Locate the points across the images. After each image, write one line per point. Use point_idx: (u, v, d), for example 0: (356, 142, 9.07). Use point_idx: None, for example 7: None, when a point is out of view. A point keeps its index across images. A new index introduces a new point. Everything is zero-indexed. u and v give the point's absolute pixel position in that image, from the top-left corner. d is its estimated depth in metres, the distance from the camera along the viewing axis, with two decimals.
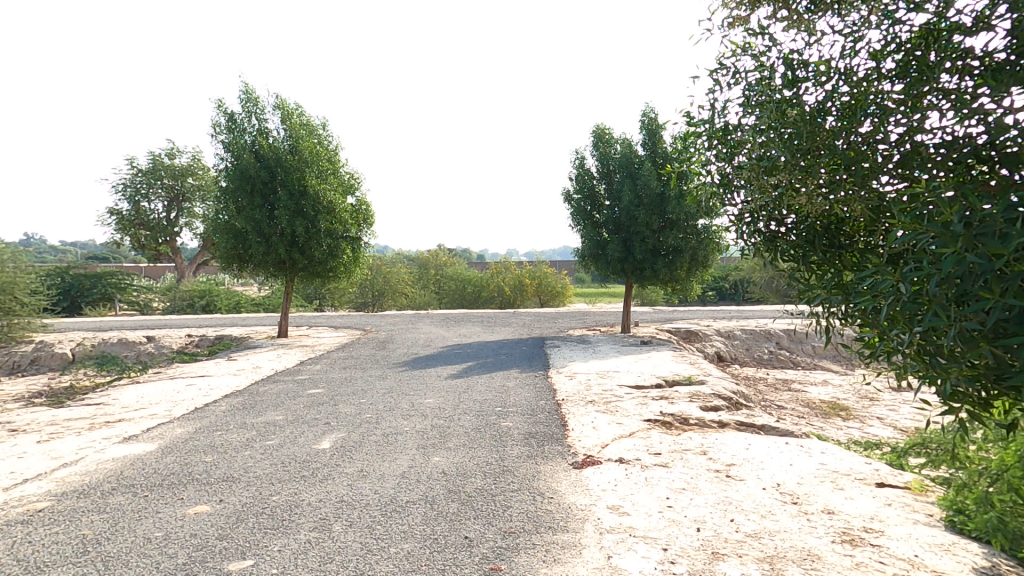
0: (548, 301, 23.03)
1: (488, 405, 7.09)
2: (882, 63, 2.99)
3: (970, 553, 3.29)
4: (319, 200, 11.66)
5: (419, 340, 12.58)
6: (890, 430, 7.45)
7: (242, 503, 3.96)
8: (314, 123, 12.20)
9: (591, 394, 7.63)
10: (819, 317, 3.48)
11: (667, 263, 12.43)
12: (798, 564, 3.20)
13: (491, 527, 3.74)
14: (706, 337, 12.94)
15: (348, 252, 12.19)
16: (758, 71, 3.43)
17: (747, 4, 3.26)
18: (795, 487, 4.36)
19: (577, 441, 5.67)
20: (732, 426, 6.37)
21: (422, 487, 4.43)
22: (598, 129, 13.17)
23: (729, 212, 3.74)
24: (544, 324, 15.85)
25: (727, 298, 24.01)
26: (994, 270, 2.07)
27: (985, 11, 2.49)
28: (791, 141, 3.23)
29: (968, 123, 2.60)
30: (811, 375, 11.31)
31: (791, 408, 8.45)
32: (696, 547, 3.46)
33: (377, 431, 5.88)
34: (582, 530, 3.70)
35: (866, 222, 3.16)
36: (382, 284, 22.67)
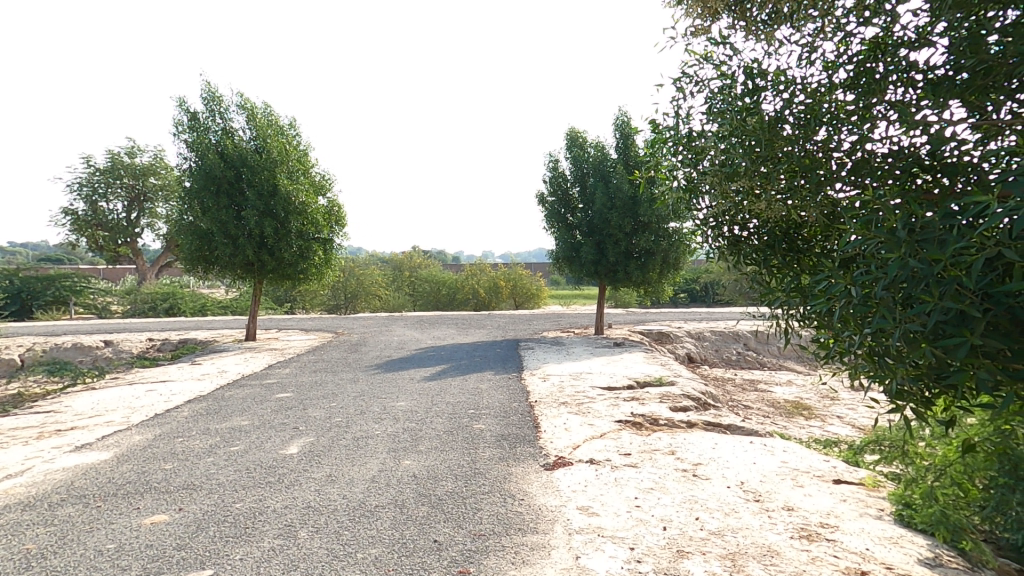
0: (523, 303, 23.10)
1: (461, 407, 7.07)
2: (835, 74, 3.11)
3: (916, 545, 3.44)
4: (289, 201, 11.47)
5: (391, 342, 12.46)
6: (848, 428, 7.74)
7: (203, 511, 3.86)
8: (282, 123, 12.00)
9: (563, 396, 7.69)
10: (779, 320, 3.58)
11: (639, 266, 12.62)
12: (758, 561, 3.29)
13: (461, 531, 3.73)
14: (677, 338, 13.18)
15: (319, 253, 12.03)
16: (719, 78, 3.53)
17: (708, 15, 3.35)
18: (757, 485, 4.48)
19: (549, 442, 5.71)
20: (700, 426, 6.51)
21: (391, 491, 4.39)
22: (571, 132, 13.29)
23: (695, 217, 3.82)
24: (519, 326, 15.89)
25: (698, 300, 24.52)
26: (933, 275, 2.14)
27: (926, 27, 2.62)
28: (751, 148, 3.32)
29: (911, 134, 2.73)
30: (776, 376, 11.64)
31: (757, 408, 8.68)
32: (661, 546, 3.53)
33: (348, 435, 5.81)
34: (551, 532, 3.73)
35: (821, 227, 3.28)
36: (354, 286, 22.38)
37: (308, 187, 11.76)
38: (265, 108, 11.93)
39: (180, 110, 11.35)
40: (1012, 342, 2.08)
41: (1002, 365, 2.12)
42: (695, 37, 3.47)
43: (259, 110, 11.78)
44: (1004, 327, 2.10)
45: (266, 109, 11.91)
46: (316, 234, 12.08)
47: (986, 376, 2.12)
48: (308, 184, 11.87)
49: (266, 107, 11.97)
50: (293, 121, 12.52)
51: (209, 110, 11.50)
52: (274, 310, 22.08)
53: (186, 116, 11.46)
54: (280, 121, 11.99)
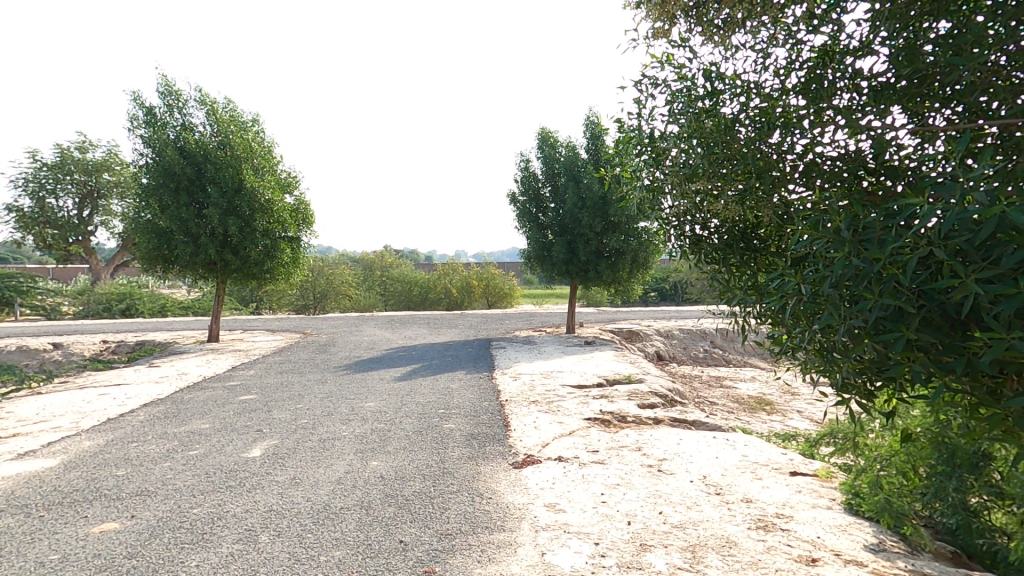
0: (495, 302, 23.10)
1: (431, 407, 7.04)
2: (787, 80, 3.21)
3: (863, 532, 3.61)
4: (254, 199, 11.21)
5: (361, 342, 12.32)
6: (807, 422, 8.02)
7: (157, 517, 3.76)
8: (245, 119, 11.71)
9: (534, 395, 7.74)
10: (737, 318, 3.67)
11: (609, 265, 12.78)
12: (717, 551, 3.38)
13: (427, 530, 3.73)
14: (646, 337, 13.40)
15: (287, 252, 11.79)
16: (680, 81, 3.60)
17: (668, 18, 3.41)
18: (718, 478, 4.61)
19: (518, 441, 5.74)
20: (666, 422, 6.65)
21: (357, 493, 4.35)
22: (542, 132, 13.36)
23: (658, 217, 3.89)
24: (490, 325, 15.91)
25: (668, 299, 24.98)
26: (874, 273, 2.22)
27: (870, 36, 2.74)
28: (709, 150, 3.40)
29: (857, 138, 2.84)
30: (741, 372, 11.96)
31: (722, 404, 8.91)
32: (625, 540, 3.59)
33: (314, 437, 5.72)
34: (517, 529, 3.76)
35: (775, 228, 3.38)
36: (323, 286, 22.03)
37: (274, 184, 11.51)
38: (227, 103, 11.61)
39: (135, 105, 10.94)
40: (944, 336, 2.15)
41: (933, 357, 2.20)
42: (656, 40, 3.54)
43: (220, 106, 11.46)
44: (937, 322, 2.16)
45: (228, 104, 11.60)
46: (283, 233, 11.83)
47: (921, 368, 2.20)
48: (274, 181, 11.62)
49: (228, 102, 11.66)
50: (257, 118, 12.22)
51: (167, 105, 11.13)
52: (239, 310, 21.55)
53: (141, 111, 11.06)
54: (243, 118, 11.70)
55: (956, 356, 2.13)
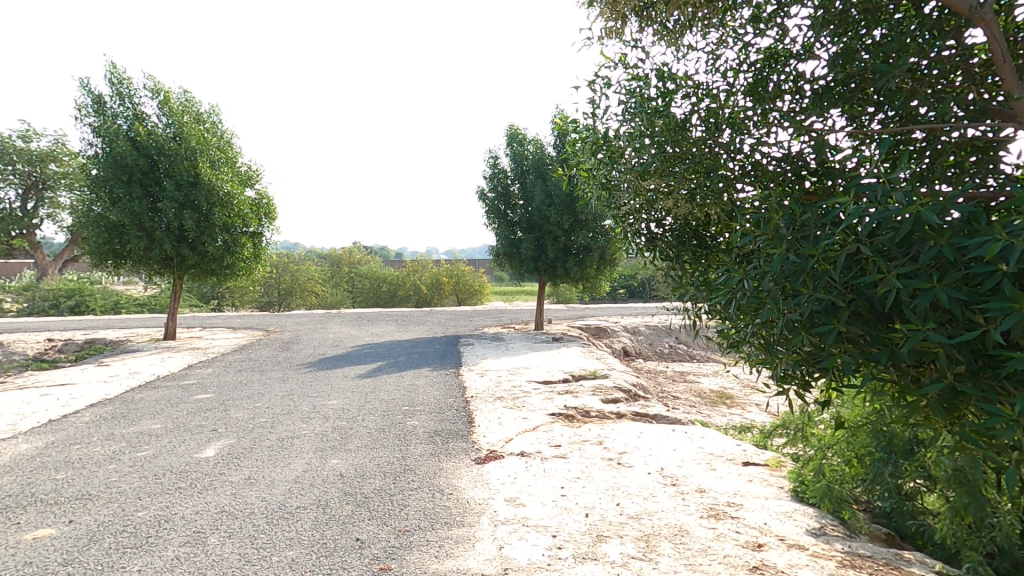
0: (465, 299, 23.06)
1: (395, 404, 7.00)
2: (735, 80, 3.24)
3: (806, 517, 3.77)
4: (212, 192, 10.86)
5: (326, 340, 12.13)
6: (763, 414, 8.28)
7: (97, 522, 3.62)
8: (201, 110, 11.34)
9: (499, 391, 7.74)
10: (690, 314, 3.72)
11: (577, 262, 12.89)
12: (669, 540, 3.46)
13: (385, 528, 3.70)
14: (613, 333, 13.60)
15: (248, 248, 11.49)
16: (633, 80, 3.62)
17: (619, 18, 3.46)
18: (675, 470, 4.71)
19: (481, 437, 5.75)
20: (628, 417, 6.76)
21: (315, 491, 4.28)
22: (511, 129, 13.38)
23: (614, 213, 3.88)
24: (459, 322, 15.87)
25: (636, 296, 25.46)
26: (809, 269, 2.22)
27: (812, 41, 2.81)
28: (662, 148, 3.41)
29: (799, 140, 2.90)
30: (704, 367, 12.23)
31: (684, 398, 9.11)
32: (582, 531, 3.65)
33: (272, 435, 5.61)
34: (476, 524, 3.77)
35: (724, 226, 3.43)
36: (289, 282, 21.60)
37: (233, 178, 11.21)
38: (182, 94, 11.24)
39: (81, 92, 10.47)
40: (871, 328, 2.18)
41: (861, 348, 2.22)
42: (609, 39, 3.56)
43: (175, 96, 11.08)
44: (865, 315, 2.19)
45: (182, 95, 11.23)
46: (244, 228, 11.54)
47: (850, 360, 2.23)
48: (233, 175, 11.33)
49: (183, 93, 11.29)
50: (215, 110, 11.87)
51: (117, 94, 10.70)
52: (199, 307, 20.92)
53: (89, 99, 10.59)
54: (198, 109, 11.34)
55: (882, 347, 2.16)
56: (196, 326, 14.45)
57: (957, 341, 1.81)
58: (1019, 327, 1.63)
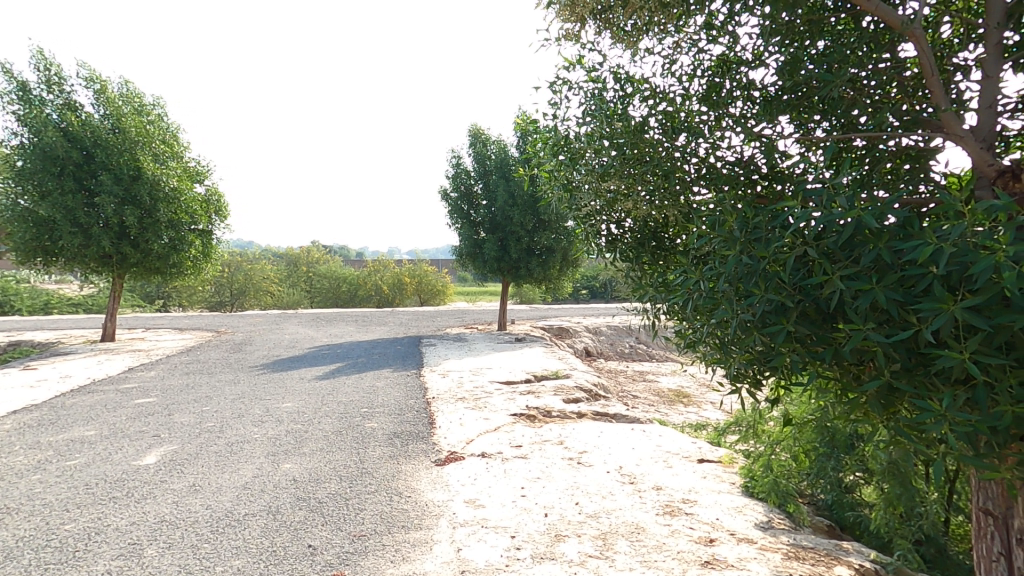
0: (428, 299, 22.82)
1: (353, 406, 6.83)
2: (690, 85, 3.31)
3: (756, 512, 3.89)
4: (157, 187, 10.36)
5: (282, 341, 11.75)
6: (718, 413, 8.52)
7: (18, 538, 3.37)
8: (142, 102, 10.80)
9: (461, 392, 7.67)
10: (649, 315, 3.75)
11: (540, 263, 12.95)
12: (626, 537, 3.51)
13: (339, 533, 3.59)
14: (575, 333, 13.74)
15: (196, 246, 11.08)
16: (592, 82, 3.65)
17: (577, 21, 3.48)
18: (633, 468, 4.78)
19: (441, 438, 5.68)
20: (589, 416, 6.82)
21: (266, 497, 4.12)
22: (474, 129, 13.32)
23: (576, 215, 3.90)
24: (421, 323, 15.69)
25: (598, 296, 25.84)
26: (761, 270, 2.22)
27: (761, 50, 2.90)
28: (622, 150, 3.43)
29: (751, 145, 2.98)
30: (662, 367, 12.50)
31: (643, 397, 9.28)
32: (541, 531, 3.64)
33: (220, 440, 5.37)
34: (435, 526, 3.71)
35: (681, 227, 3.47)
36: (242, 282, 20.84)
37: (180, 173, 10.79)
38: (122, 84, 10.68)
39: (5, 78, 9.75)
40: (817, 328, 2.21)
41: (807, 347, 2.26)
42: (568, 41, 3.58)
43: (113, 86, 10.51)
44: (812, 315, 2.22)
45: (122, 85, 10.66)
46: (193, 225, 11.16)
47: (798, 358, 2.26)
48: (179, 169, 10.84)
49: (122, 82, 10.72)
50: (159, 101, 11.35)
51: (45, 81, 10.05)
52: (142, 308, 19.95)
53: (14, 86, 9.90)
54: (141, 100, 10.81)
55: (826, 346, 2.20)
56: (138, 327, 13.71)
57: (893, 340, 1.87)
58: (947, 326, 1.70)
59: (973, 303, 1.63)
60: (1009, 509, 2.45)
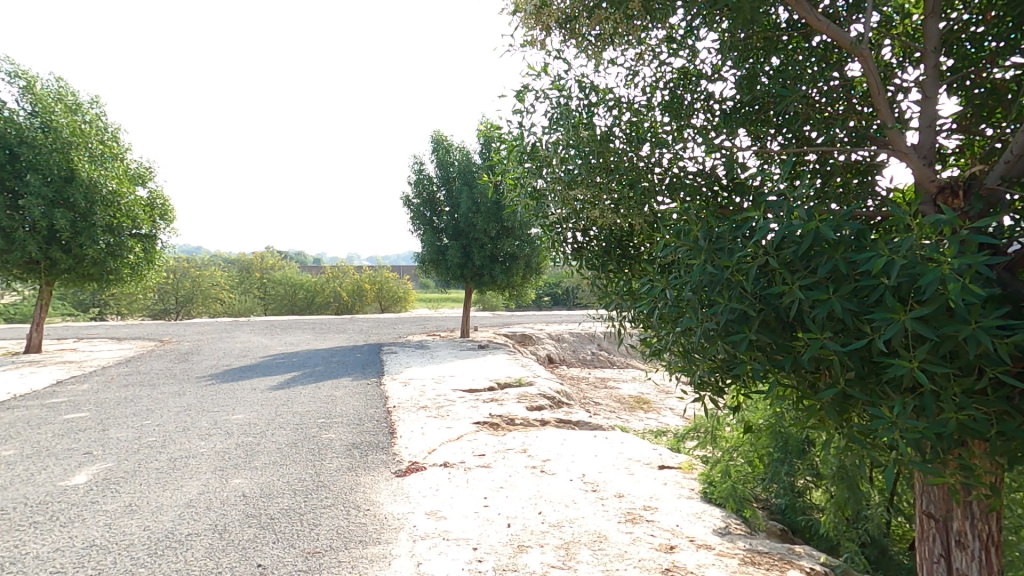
0: (389, 306, 22.43)
1: (310, 417, 6.59)
2: (653, 97, 3.36)
3: (714, 518, 3.95)
4: (93, 189, 9.78)
5: (233, 350, 11.26)
6: (677, 418, 8.69)
7: None
8: (76, 100, 10.24)
9: (423, 400, 7.52)
10: (614, 323, 3.75)
11: (503, 270, 12.93)
12: (588, 547, 3.49)
13: (291, 550, 3.43)
14: (538, 340, 13.78)
15: (136, 251, 10.53)
16: (557, 91, 3.66)
17: (542, 29, 3.49)
18: (596, 476, 4.78)
19: (402, 448, 5.54)
20: (552, 424, 6.81)
21: (211, 515, 3.90)
22: (437, 135, 13.24)
23: (542, 223, 3.89)
24: (382, 330, 15.40)
25: (560, 303, 26.07)
26: (724, 279, 2.24)
27: (720, 64, 2.97)
28: (587, 158, 3.43)
29: (712, 156, 3.04)
30: (623, 374, 12.68)
31: (605, 404, 9.37)
32: (503, 542, 3.58)
33: (162, 456, 5.07)
34: (394, 541, 3.59)
35: (646, 236, 3.50)
36: (189, 289, 19.92)
37: (121, 175, 10.30)
38: (53, 81, 10.08)
39: None
40: (778, 336, 2.25)
41: (768, 355, 2.30)
42: (533, 49, 3.57)
43: (42, 83, 9.90)
44: (773, 324, 2.25)
45: (53, 82, 10.07)
46: (134, 230, 10.60)
47: (759, 366, 2.29)
48: (119, 171, 10.29)
49: (54, 79, 10.12)
50: (96, 100, 10.77)
51: None
52: (75, 316, 18.73)
53: None
54: (75, 98, 10.25)
55: (786, 354, 2.25)
56: (69, 338, 12.82)
57: (849, 349, 1.92)
58: (898, 336, 1.76)
59: (922, 313, 1.69)
60: (949, 511, 2.55)
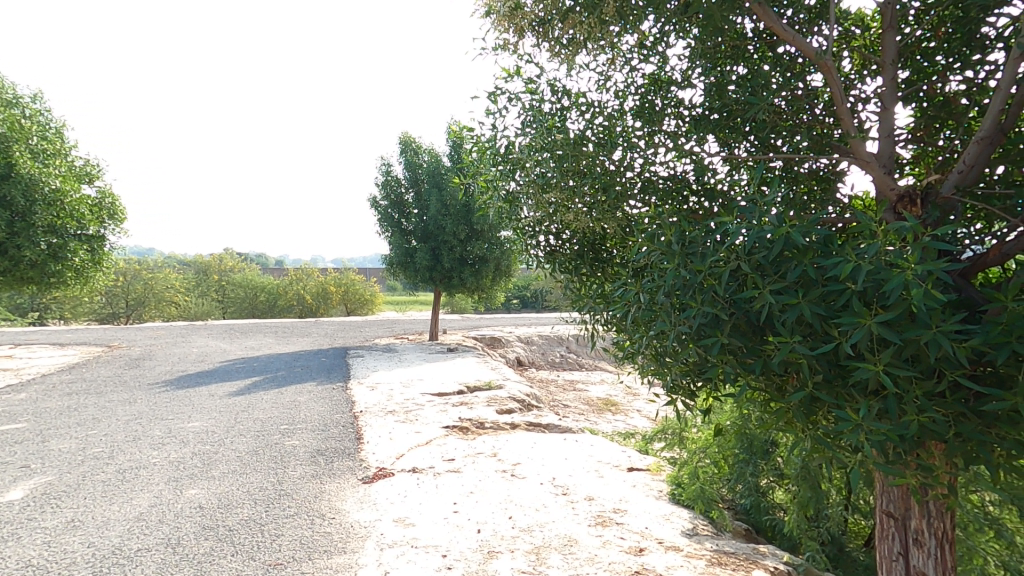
0: (355, 309, 22.03)
1: (272, 423, 6.36)
2: (624, 101, 3.38)
3: (682, 519, 4.00)
4: (36, 187, 9.20)
5: (188, 355, 10.81)
6: (645, 420, 8.81)
7: None
8: (14, 93, 9.67)
9: (391, 405, 7.38)
10: (586, 326, 3.75)
11: (473, 272, 12.85)
12: (559, 551, 3.47)
13: (251, 563, 3.29)
14: (507, 343, 13.76)
15: (81, 253, 9.99)
16: (530, 94, 3.64)
17: (515, 31, 3.46)
18: (566, 479, 4.78)
19: (369, 454, 5.41)
20: (522, 427, 6.78)
21: (164, 528, 3.71)
22: (405, 136, 13.08)
23: (515, 226, 3.86)
24: (348, 333, 15.08)
25: (529, 306, 26.17)
26: (698, 284, 2.26)
27: (690, 72, 3.01)
28: (561, 162, 3.40)
29: (683, 162, 3.07)
30: (591, 376, 12.78)
31: (574, 406, 9.42)
32: (473, 549, 3.53)
33: (110, 467, 4.80)
34: (360, 549, 3.49)
35: (618, 240, 3.51)
36: (141, 291, 19.04)
37: (65, 173, 9.76)
38: None
39: None
40: (748, 340, 2.27)
41: (739, 359, 2.32)
42: (506, 51, 3.55)
43: None
44: (743, 328, 2.28)
45: None
46: (79, 230, 10.06)
47: (730, 370, 2.32)
48: (63, 168, 9.75)
49: None
50: (37, 94, 10.20)
51: None
52: (12, 322, 17.59)
53: None
54: (14, 92, 9.67)
55: (756, 357, 2.28)
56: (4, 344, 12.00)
57: (817, 353, 1.96)
58: (864, 340, 1.81)
59: (886, 318, 1.74)
60: (908, 510, 2.65)
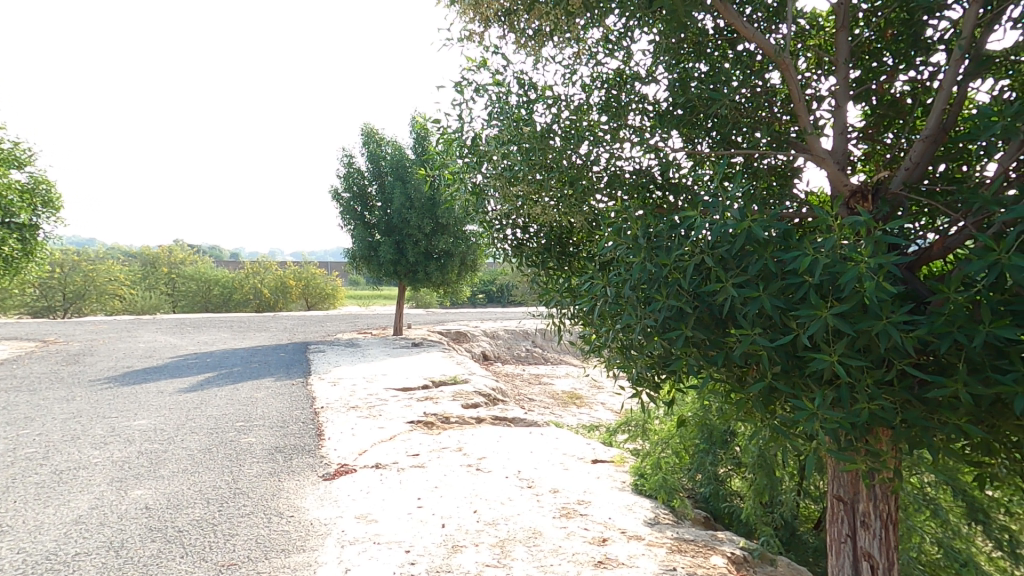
0: (316, 303, 21.51)
1: (226, 420, 6.13)
2: (590, 96, 3.38)
3: (644, 509, 4.07)
4: None
5: (134, 351, 10.28)
6: (609, 412, 8.95)
7: None
8: None
9: (354, 400, 7.23)
10: (553, 320, 3.75)
11: (438, 267, 12.70)
12: (523, 543, 3.48)
13: (203, 564, 3.16)
14: (473, 338, 13.70)
15: (12, 243, 9.34)
16: (496, 86, 3.59)
17: (480, 22, 3.41)
18: (531, 472, 4.79)
19: (330, 451, 5.27)
20: (488, 421, 6.76)
21: (105, 531, 3.52)
22: (367, 127, 12.79)
23: (482, 219, 3.81)
24: (308, 328, 14.69)
25: (495, 300, 26.16)
26: (663, 277, 2.29)
27: (654, 67, 3.03)
28: (528, 155, 3.37)
29: (648, 157, 3.10)
30: (557, 370, 12.88)
31: (539, 400, 9.47)
32: (437, 543, 3.49)
33: (46, 468, 4.52)
34: (320, 547, 3.40)
35: (585, 234, 3.52)
36: (82, 284, 17.97)
37: None
38: None
39: None
40: (711, 333, 2.31)
41: (703, 351, 2.36)
42: (471, 41, 3.49)
43: None
44: (706, 321, 2.31)
45: None
46: (9, 218, 9.40)
47: (694, 362, 2.35)
48: None
49: None
50: None
51: None
52: None
53: None
54: None
55: (719, 349, 2.32)
56: None
57: (777, 344, 2.01)
58: (821, 331, 1.86)
59: (841, 310, 1.80)
60: (856, 494, 2.77)
